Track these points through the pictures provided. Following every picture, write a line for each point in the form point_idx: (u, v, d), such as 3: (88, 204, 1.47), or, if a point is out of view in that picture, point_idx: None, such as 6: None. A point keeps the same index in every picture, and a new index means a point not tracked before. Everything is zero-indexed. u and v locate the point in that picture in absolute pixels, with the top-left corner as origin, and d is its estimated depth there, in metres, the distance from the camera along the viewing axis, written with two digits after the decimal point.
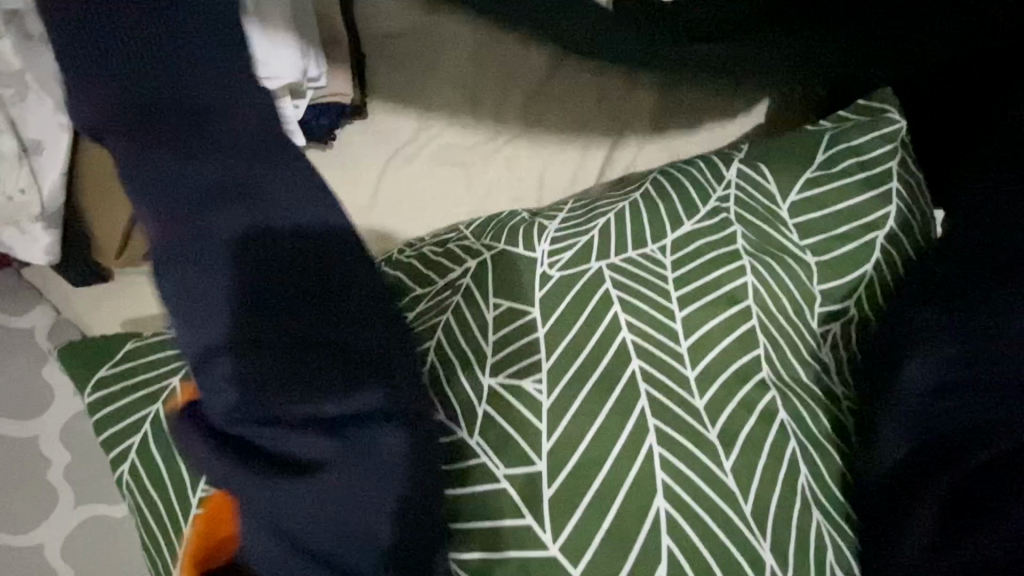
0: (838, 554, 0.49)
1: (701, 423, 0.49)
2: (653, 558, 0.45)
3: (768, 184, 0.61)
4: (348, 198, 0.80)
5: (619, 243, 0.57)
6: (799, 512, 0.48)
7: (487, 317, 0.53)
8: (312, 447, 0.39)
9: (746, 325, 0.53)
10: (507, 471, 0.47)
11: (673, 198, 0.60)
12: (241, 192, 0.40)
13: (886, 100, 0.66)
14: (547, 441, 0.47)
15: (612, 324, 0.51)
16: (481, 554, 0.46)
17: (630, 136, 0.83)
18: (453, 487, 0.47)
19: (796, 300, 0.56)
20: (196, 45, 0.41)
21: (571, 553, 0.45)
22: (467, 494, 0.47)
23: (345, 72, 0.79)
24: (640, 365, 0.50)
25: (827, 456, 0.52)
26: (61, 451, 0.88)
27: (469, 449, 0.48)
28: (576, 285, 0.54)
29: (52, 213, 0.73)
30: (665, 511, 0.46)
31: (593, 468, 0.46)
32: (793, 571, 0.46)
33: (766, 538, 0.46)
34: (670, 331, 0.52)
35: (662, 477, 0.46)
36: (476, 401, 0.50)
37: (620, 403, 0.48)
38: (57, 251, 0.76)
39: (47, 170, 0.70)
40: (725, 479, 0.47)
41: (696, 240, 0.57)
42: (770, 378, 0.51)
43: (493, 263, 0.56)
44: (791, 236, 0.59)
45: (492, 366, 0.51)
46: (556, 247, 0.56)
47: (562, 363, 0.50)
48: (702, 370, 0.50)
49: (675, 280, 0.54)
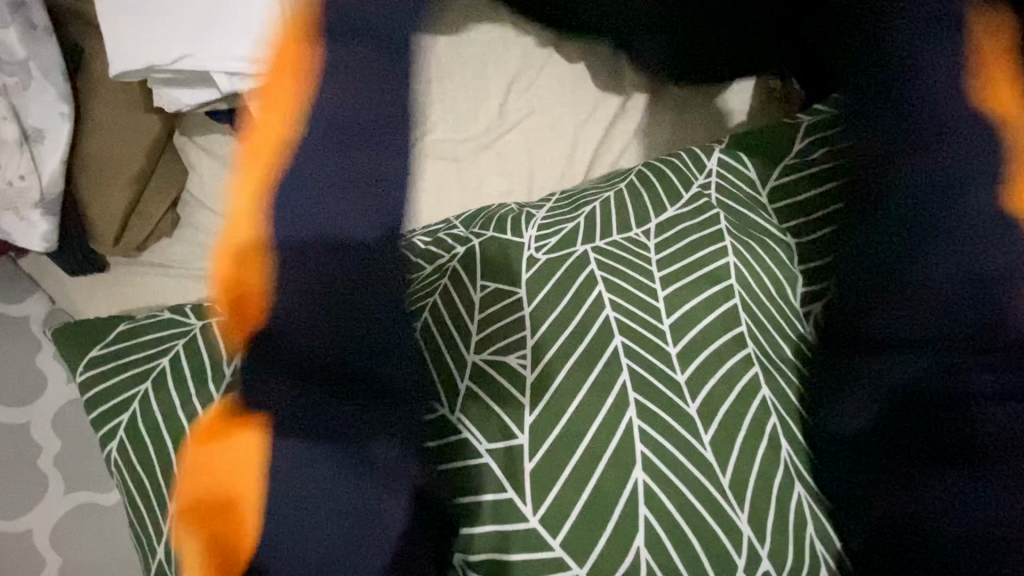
0: (817, 524, 0.50)
1: (681, 397, 0.50)
2: (629, 527, 0.47)
3: (748, 172, 0.63)
4: None
5: (603, 227, 0.59)
6: (779, 487, 0.50)
7: (473, 298, 0.55)
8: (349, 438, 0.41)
9: (725, 305, 0.54)
10: (490, 445, 0.49)
11: (658, 186, 0.62)
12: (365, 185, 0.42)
13: None
14: (530, 415, 0.49)
15: (596, 302, 0.53)
16: (491, 528, 0.47)
17: (619, 133, 0.85)
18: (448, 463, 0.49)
19: (777, 278, 0.58)
20: None
21: (551, 524, 0.47)
22: (460, 469, 0.48)
23: None
24: (622, 341, 0.52)
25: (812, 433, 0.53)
26: (52, 438, 0.84)
27: (452, 426, 0.49)
28: (563, 266, 0.55)
29: (52, 200, 0.74)
30: (642, 482, 0.48)
31: (576, 439, 0.48)
32: (770, 541, 0.48)
33: (742, 510, 0.48)
34: (653, 310, 0.53)
35: (641, 449, 0.49)
36: (460, 378, 0.51)
37: (602, 376, 0.50)
38: (55, 238, 0.76)
39: (47, 158, 0.73)
40: (703, 451, 0.49)
41: (679, 223, 0.59)
42: (755, 354, 0.53)
43: (481, 247, 0.58)
44: (772, 219, 0.61)
45: (479, 342, 0.52)
46: (544, 233, 0.58)
47: (547, 340, 0.52)
48: (684, 346, 0.52)
49: (659, 262, 0.56)
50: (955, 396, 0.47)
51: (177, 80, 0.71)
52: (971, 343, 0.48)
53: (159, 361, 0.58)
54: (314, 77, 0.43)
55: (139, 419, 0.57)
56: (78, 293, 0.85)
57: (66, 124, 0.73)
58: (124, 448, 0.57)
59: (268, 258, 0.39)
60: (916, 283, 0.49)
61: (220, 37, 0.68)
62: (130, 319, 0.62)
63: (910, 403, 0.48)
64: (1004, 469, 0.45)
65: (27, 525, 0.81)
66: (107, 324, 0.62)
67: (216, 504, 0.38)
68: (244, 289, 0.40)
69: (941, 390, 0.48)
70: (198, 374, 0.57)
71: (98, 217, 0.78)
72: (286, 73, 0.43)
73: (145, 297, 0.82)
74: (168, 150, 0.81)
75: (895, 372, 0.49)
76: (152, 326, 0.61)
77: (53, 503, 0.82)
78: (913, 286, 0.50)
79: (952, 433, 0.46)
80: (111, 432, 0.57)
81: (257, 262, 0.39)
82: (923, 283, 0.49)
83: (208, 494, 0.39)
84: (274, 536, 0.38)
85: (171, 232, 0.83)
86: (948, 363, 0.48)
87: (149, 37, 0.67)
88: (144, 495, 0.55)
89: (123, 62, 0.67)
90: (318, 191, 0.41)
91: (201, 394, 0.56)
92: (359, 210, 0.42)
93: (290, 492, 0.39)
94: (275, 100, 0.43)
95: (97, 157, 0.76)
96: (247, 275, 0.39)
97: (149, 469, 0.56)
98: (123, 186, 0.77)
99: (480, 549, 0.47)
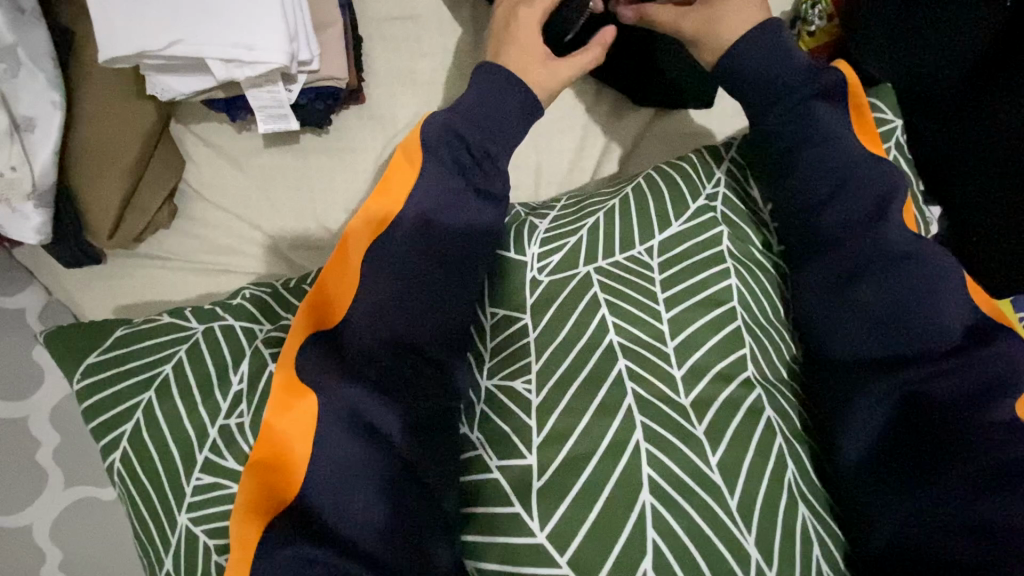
0: (825, 550, 0.49)
1: (689, 421, 0.51)
2: (638, 550, 0.47)
3: (750, 189, 0.64)
4: (348, 184, 0.81)
5: (606, 244, 0.59)
6: (785, 509, 0.49)
7: (485, 325, 0.60)
8: (386, 420, 0.52)
9: (729, 326, 0.55)
10: (500, 462, 0.52)
11: (664, 194, 0.61)
12: (444, 242, 0.59)
13: (884, 96, 0.66)
14: (537, 436, 0.52)
15: (601, 323, 0.55)
16: (499, 563, 0.50)
17: (632, 127, 0.81)
18: (468, 505, 0.53)
19: (780, 308, 0.59)
20: (418, 196, 0.59)
21: (558, 542, 0.48)
22: (485, 511, 0.51)
23: (340, 52, 0.72)
24: (626, 364, 0.53)
25: (808, 451, 0.53)
26: (50, 432, 0.84)
27: (470, 442, 0.55)
28: (567, 286, 0.58)
29: (45, 190, 0.71)
30: (650, 505, 0.48)
31: (581, 463, 0.50)
32: (779, 568, 0.47)
33: (750, 532, 0.47)
34: (657, 332, 0.55)
35: (648, 472, 0.49)
36: (477, 400, 0.57)
37: (606, 401, 0.52)
38: (49, 231, 0.74)
39: (39, 149, 0.69)
40: (711, 474, 0.49)
41: (683, 241, 0.59)
42: (755, 377, 0.53)
43: (494, 268, 0.62)
44: (769, 239, 0.62)
45: (489, 368, 0.57)
46: (546, 249, 0.60)
47: (551, 364, 0.55)
48: (688, 368, 0.53)
49: (662, 282, 0.57)
50: (943, 404, 0.49)
51: (168, 67, 0.68)
52: (959, 356, 0.51)
53: (162, 369, 0.57)
54: (419, 172, 0.59)
55: (143, 429, 0.56)
56: (75, 287, 0.84)
57: (58, 113, 0.70)
58: (128, 457, 0.56)
59: (349, 286, 0.56)
60: (900, 295, 0.53)
61: (216, 24, 0.64)
62: (128, 323, 0.61)
63: (913, 414, 0.50)
64: (991, 461, 0.46)
65: (25, 521, 0.81)
66: (103, 329, 0.60)
67: (276, 454, 0.50)
68: (329, 300, 0.55)
69: (931, 396, 0.50)
70: (203, 383, 0.57)
71: (93, 210, 0.75)
72: (411, 159, 0.60)
73: (145, 292, 0.83)
74: (164, 139, 0.79)
75: (886, 386, 0.51)
76: (150, 332, 0.59)
77: (52, 497, 0.82)
78: (881, 291, 0.53)
79: (945, 438, 0.48)
80: (114, 441, 0.57)
81: (344, 285, 0.56)
82: (904, 292, 0.53)
83: (272, 449, 0.50)
84: (316, 489, 0.48)
85: (167, 223, 0.82)
86: (937, 372, 0.50)
87: (138, 23, 0.64)
88: (150, 507, 0.55)
89: (113, 49, 0.64)
90: (388, 254, 0.57)
91: (206, 403, 0.56)
92: (426, 267, 0.57)
93: (334, 453, 0.50)
94: (390, 174, 0.59)
95: (89, 149, 0.73)
96: (337, 292, 0.56)
97: (155, 477, 0.55)
98: (114, 178, 0.74)
99: (488, 559, 0.50)
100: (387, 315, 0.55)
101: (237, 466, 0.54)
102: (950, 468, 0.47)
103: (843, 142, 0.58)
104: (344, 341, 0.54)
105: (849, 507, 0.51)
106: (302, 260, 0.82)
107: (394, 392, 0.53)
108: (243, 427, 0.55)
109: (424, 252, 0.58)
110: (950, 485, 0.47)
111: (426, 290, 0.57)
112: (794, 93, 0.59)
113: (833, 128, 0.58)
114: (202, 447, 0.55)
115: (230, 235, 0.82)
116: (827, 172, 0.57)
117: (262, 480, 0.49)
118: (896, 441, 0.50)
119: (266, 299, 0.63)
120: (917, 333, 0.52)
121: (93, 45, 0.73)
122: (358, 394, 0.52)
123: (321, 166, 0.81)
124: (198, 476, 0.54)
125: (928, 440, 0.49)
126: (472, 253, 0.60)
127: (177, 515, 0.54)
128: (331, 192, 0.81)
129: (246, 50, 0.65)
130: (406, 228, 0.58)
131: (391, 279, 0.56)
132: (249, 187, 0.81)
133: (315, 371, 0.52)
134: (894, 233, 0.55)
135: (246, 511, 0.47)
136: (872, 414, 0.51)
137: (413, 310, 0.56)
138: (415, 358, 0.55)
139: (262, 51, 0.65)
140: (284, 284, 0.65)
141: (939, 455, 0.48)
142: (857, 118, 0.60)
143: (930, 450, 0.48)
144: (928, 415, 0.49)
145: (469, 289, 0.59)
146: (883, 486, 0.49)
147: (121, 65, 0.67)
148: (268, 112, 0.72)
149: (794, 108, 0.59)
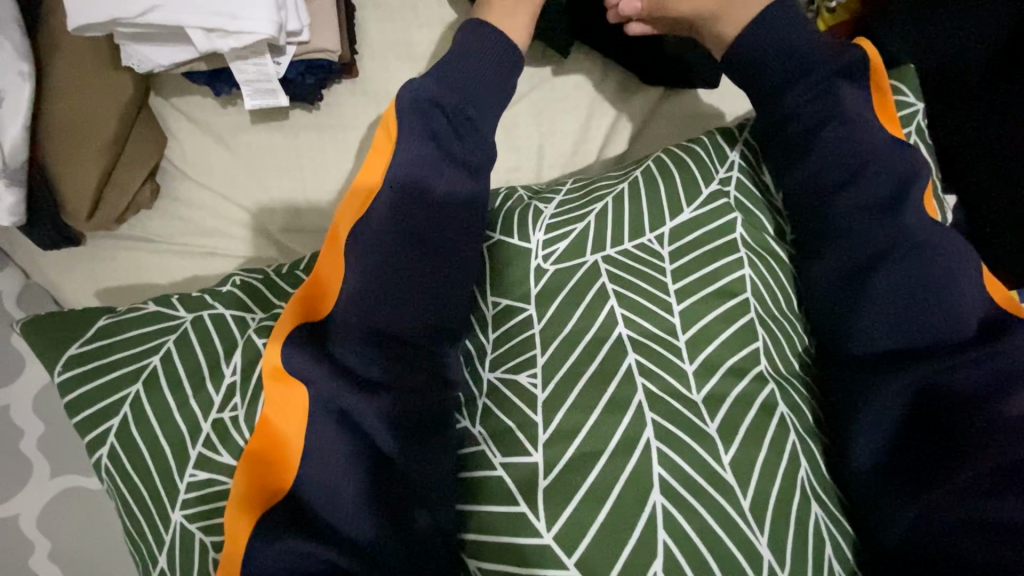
0: (837, 549, 0.48)
1: (701, 418, 0.49)
2: (648, 550, 0.46)
3: (764, 175, 0.61)
4: (339, 163, 0.77)
5: (615, 230, 0.57)
6: (799, 508, 0.48)
7: (486, 315, 0.57)
8: (376, 416, 0.51)
9: (743, 318, 0.53)
10: (504, 459, 0.50)
11: (675, 178, 0.59)
12: (439, 233, 0.56)
13: (905, 79, 0.64)
14: (543, 433, 0.50)
15: (609, 317, 0.53)
16: (503, 566, 0.48)
17: (638, 106, 0.78)
18: (464, 503, 0.50)
19: (790, 296, 0.57)
20: (416, 182, 0.56)
21: (565, 542, 0.46)
22: (486, 511, 0.49)
23: (332, 22, 0.68)
24: (636, 359, 0.51)
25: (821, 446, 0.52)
26: (34, 421, 0.81)
27: (471, 436, 0.53)
28: (575, 276, 0.55)
29: (16, 167, 0.66)
30: (661, 505, 0.47)
31: (591, 460, 0.48)
32: (792, 569, 0.46)
33: (763, 533, 0.46)
34: (669, 326, 0.53)
35: (659, 471, 0.48)
36: (477, 394, 0.54)
37: (616, 397, 0.50)
38: (22, 212, 0.69)
39: (7, 123, 0.65)
40: (723, 473, 0.48)
41: (696, 228, 0.56)
42: (768, 371, 0.52)
43: (495, 254, 0.59)
44: (785, 228, 0.60)
45: (492, 361, 0.55)
46: (551, 237, 0.57)
47: (558, 358, 0.52)
48: (699, 363, 0.51)
49: (673, 273, 0.55)
50: (960, 396, 0.48)
51: (144, 37, 0.63)
52: (974, 349, 0.49)
53: (149, 361, 0.55)
54: (412, 152, 0.56)
55: (131, 424, 0.54)
56: (51, 270, 0.80)
57: (26, 85, 0.65)
58: (116, 453, 0.54)
59: (345, 275, 0.53)
60: (914, 289, 0.51)
61: None
62: (110, 313, 0.57)
63: (930, 408, 0.49)
64: (1006, 457, 0.45)
65: (12, 511, 0.79)
66: (82, 318, 0.57)
67: (272, 449, 0.49)
68: (322, 288, 0.53)
69: (950, 389, 0.48)
70: (194, 376, 0.54)
71: (68, 189, 0.70)
72: (388, 137, 0.57)
73: (126, 276, 0.79)
74: (143, 112, 0.74)
75: (903, 381, 0.50)
76: (135, 321, 0.56)
77: (39, 486, 0.80)
78: (890, 284, 0.52)
79: (961, 435, 0.47)
80: (100, 437, 0.54)
81: (339, 271, 0.53)
82: (917, 284, 0.51)
83: (266, 447, 0.48)
84: (309, 484, 0.48)
85: (150, 204, 0.78)
86: (952, 364, 0.49)
87: None
88: (142, 505, 0.53)
89: (83, 16, 0.59)
90: (379, 236, 0.54)
91: (198, 396, 0.53)
92: (421, 255, 0.55)
93: (324, 450, 0.49)
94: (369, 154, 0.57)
95: (60, 123, 0.68)
96: (327, 279, 0.53)
97: (147, 476, 0.53)
98: (90, 155, 0.69)
99: (490, 560, 0.48)
100: (381, 308, 0.53)
101: (232, 461, 0.52)
102: (963, 467, 0.46)
103: (855, 125, 0.56)
104: (327, 336, 0.52)
105: (862, 507, 0.49)
106: (292, 242, 0.78)
107: (388, 387, 0.52)
108: (237, 421, 0.52)
109: (425, 240, 0.55)
110: (967, 482, 0.45)
111: (427, 282, 0.55)
112: (808, 74, 0.58)
113: (848, 110, 0.56)
114: (194, 443, 0.52)
115: (216, 216, 0.78)
116: (842, 158, 0.56)
117: (257, 473, 0.48)
118: (910, 440, 0.49)
119: (257, 285, 0.60)
120: (933, 327, 0.50)
121: (59, 11, 0.67)
122: (344, 390, 0.50)
123: (311, 144, 0.77)
124: (192, 472, 0.52)
125: (944, 436, 0.47)
126: (473, 239, 0.57)
127: (171, 512, 0.52)
128: (321, 171, 0.77)
129: (229, 19, 0.60)
130: (410, 216, 0.55)
131: (382, 264, 0.54)
132: (237, 166, 0.77)
133: (305, 366, 0.50)
134: (914, 225, 0.53)
135: (239, 506, 0.47)
136: (888, 409, 0.50)
137: (412, 301, 0.54)
138: (409, 348, 0.53)
139: (247, 20, 0.60)
140: (276, 269, 0.62)
141: (956, 451, 0.46)
142: (880, 105, 0.59)
143: (945, 445, 0.47)
144: (943, 411, 0.48)
145: (470, 275, 0.56)
146: (898, 488, 0.48)
147: (93, 33, 0.62)
148: (255, 87, 0.68)
149: (797, 99, 0.57)
